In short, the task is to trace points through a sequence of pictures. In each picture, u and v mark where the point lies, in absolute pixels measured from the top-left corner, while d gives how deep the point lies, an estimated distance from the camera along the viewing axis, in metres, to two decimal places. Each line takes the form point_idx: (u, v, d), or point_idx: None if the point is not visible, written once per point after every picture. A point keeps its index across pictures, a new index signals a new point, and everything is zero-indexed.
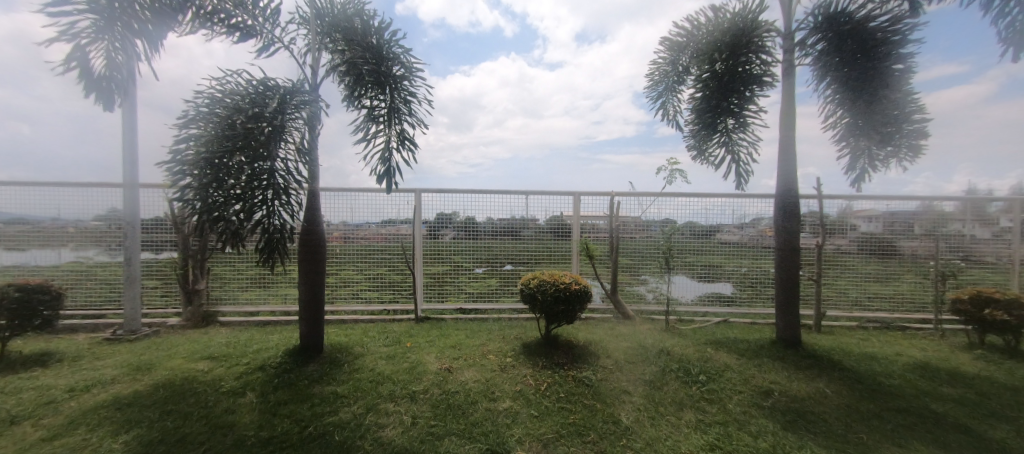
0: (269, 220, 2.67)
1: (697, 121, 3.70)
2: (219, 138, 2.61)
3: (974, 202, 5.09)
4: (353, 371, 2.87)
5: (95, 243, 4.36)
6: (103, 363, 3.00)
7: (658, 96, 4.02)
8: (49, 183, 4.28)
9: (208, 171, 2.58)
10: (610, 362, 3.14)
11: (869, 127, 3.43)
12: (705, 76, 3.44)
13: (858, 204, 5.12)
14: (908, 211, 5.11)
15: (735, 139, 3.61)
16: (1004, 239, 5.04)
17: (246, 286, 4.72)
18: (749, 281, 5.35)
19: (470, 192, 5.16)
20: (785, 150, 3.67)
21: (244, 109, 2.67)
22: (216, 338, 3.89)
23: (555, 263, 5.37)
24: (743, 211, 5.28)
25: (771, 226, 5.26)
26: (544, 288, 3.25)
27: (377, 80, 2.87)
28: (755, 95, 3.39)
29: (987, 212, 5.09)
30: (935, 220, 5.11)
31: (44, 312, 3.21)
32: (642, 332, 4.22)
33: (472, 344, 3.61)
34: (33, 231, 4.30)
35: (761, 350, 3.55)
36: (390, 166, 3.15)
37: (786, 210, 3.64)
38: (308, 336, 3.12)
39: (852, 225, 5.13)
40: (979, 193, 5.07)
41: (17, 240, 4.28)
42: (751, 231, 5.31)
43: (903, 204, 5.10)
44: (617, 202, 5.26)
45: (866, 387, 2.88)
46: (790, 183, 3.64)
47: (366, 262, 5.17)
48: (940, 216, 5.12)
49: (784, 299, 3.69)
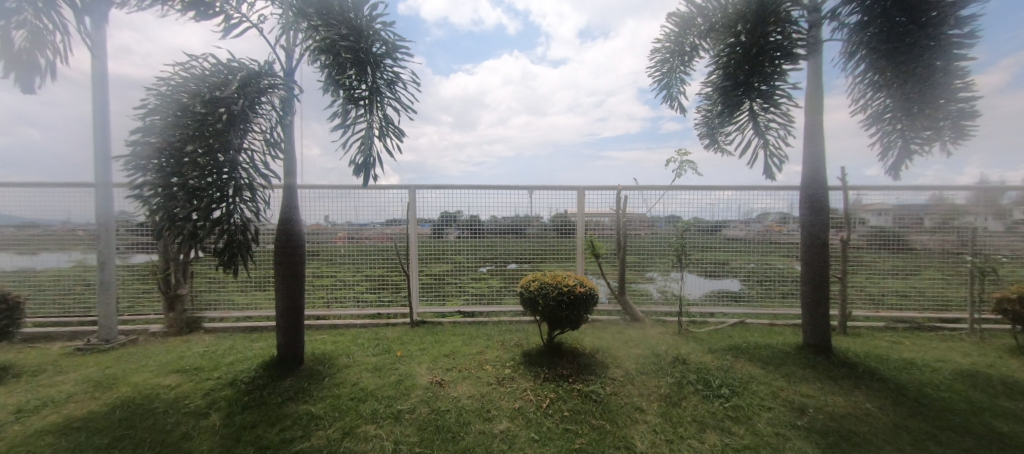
0: (230, 219, 2.39)
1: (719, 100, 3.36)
2: (178, 127, 2.35)
3: (987, 193, 4.67)
4: (334, 386, 2.58)
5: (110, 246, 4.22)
6: (64, 377, 2.74)
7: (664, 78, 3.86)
8: (32, 184, 4.09)
9: (166, 164, 2.33)
10: (620, 373, 2.83)
11: (905, 110, 3.12)
12: (727, 53, 3.09)
13: (865, 196, 4.73)
14: (919, 204, 4.72)
15: (764, 120, 3.22)
16: (1017, 232, 4.59)
17: (232, 290, 4.47)
18: (765, 280, 4.99)
19: (467, 189, 4.85)
20: (811, 135, 3.32)
21: (205, 94, 2.38)
22: (195, 347, 3.64)
23: (561, 261, 5.05)
24: (749, 207, 4.92)
25: (779, 221, 4.91)
26: (546, 291, 2.92)
27: (356, 60, 2.56)
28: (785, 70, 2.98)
29: (1000, 204, 4.63)
30: (945, 214, 4.71)
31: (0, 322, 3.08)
32: (653, 337, 3.90)
33: (468, 353, 3.31)
34: (48, 236, 4.17)
35: (787, 357, 3.21)
36: (371, 157, 2.85)
37: (812, 203, 3.30)
38: (285, 346, 2.83)
39: (860, 219, 4.75)
40: (992, 182, 4.64)
41: (33, 243, 4.18)
42: (758, 226, 4.95)
43: (913, 197, 4.72)
44: (624, 197, 4.93)
45: (912, 403, 2.54)
46: (817, 173, 3.29)
47: (359, 264, 4.88)
48: (951, 209, 4.72)
49: (810, 301, 3.35)
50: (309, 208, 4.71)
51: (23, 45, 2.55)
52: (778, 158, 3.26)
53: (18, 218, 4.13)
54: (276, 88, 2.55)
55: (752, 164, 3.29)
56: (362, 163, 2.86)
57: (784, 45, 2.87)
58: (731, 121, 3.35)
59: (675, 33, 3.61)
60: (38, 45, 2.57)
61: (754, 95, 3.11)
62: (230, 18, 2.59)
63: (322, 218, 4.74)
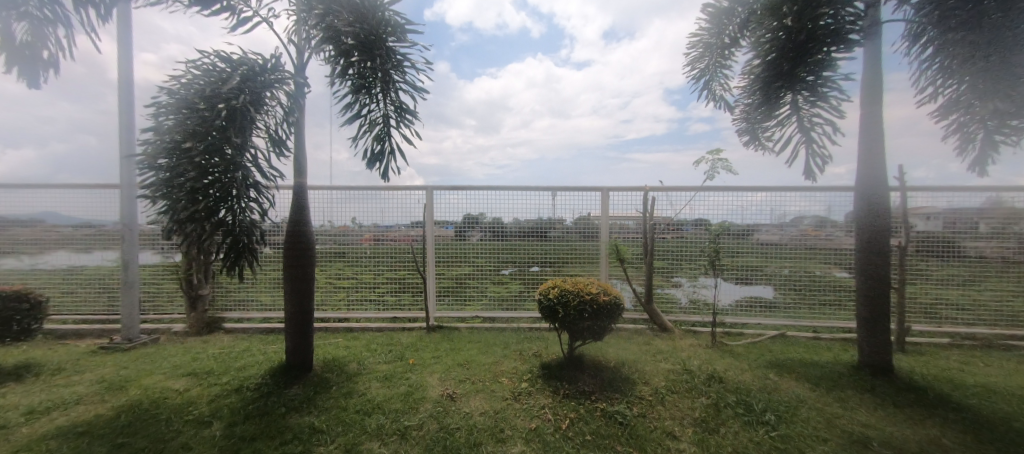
0: (233, 221, 2.30)
1: (756, 93, 3.04)
2: (178, 123, 2.25)
3: None
4: (341, 396, 2.45)
5: (152, 245, 4.33)
6: (80, 378, 2.76)
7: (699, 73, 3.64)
8: (88, 186, 4.25)
9: (169, 163, 2.25)
10: (649, 391, 2.57)
11: (988, 96, 2.63)
12: (768, 39, 2.76)
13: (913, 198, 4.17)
14: (973, 208, 4.16)
15: (808, 115, 2.86)
16: None
17: (254, 291, 4.50)
18: (809, 289, 4.54)
19: (485, 190, 4.69)
20: (870, 128, 2.90)
21: (205, 89, 2.26)
22: (212, 349, 3.64)
23: (584, 265, 4.78)
24: (783, 210, 4.52)
25: (815, 225, 4.45)
26: (567, 299, 2.68)
27: (364, 46, 2.47)
28: (834, 55, 2.62)
29: None
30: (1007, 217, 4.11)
31: (20, 320, 3.25)
32: (684, 350, 3.59)
33: (482, 363, 3.13)
34: (100, 235, 4.34)
35: (842, 378, 2.83)
36: (386, 148, 2.79)
37: (872, 208, 2.87)
38: (293, 352, 2.74)
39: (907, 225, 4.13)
40: None
41: (87, 242, 4.35)
42: (793, 230, 4.51)
43: (966, 200, 4.16)
44: (652, 198, 4.62)
45: (1002, 440, 2.14)
46: (876, 174, 2.89)
47: (376, 266, 4.79)
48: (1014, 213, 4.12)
49: (868, 318, 2.93)
50: (327, 210, 4.67)
51: (25, 38, 2.56)
52: (819, 157, 2.90)
53: (75, 219, 4.29)
54: (280, 82, 2.41)
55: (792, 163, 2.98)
56: (378, 156, 2.82)
57: (837, 30, 2.54)
58: (770, 115, 3.02)
59: (710, 26, 3.39)
60: (39, 38, 2.57)
61: (797, 87, 2.80)
62: (240, 15, 2.53)
63: (352, 219, 4.70)
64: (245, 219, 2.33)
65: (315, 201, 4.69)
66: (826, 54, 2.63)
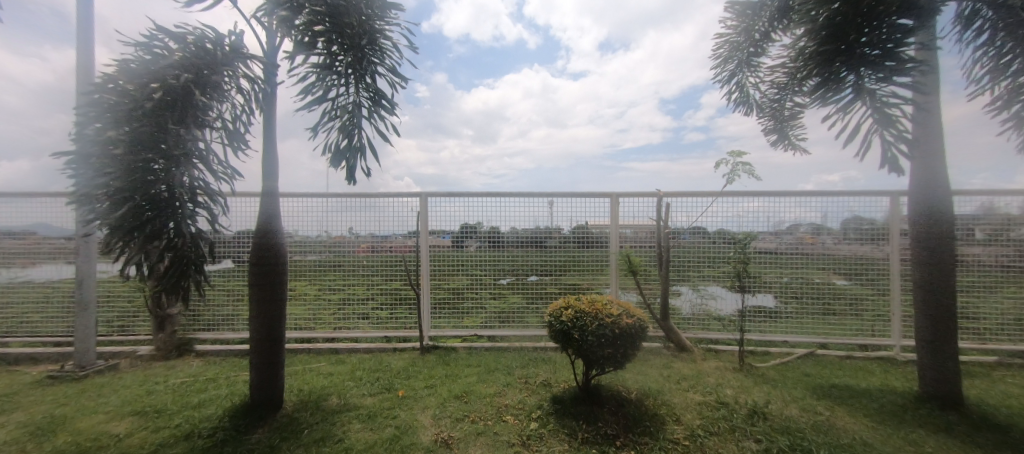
0: (175, 232, 1.91)
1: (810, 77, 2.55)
2: (116, 112, 1.87)
3: None
4: (312, 444, 2.02)
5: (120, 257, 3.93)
6: (5, 421, 2.35)
7: (729, 74, 3.62)
8: (42, 193, 3.86)
9: (97, 157, 1.86)
10: (683, 433, 2.15)
11: None
12: (819, 16, 2.44)
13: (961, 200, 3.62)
14: (970, 215, 3.76)
15: (886, 94, 2.32)
16: None
17: (231, 309, 4.12)
18: (841, 303, 4.11)
19: (483, 196, 4.31)
20: (924, 118, 2.51)
21: (148, 69, 1.88)
22: (174, 378, 3.22)
23: (590, 276, 4.38)
24: (780, 218, 4.15)
25: (819, 233, 4.10)
26: (583, 322, 2.26)
27: (335, 20, 2.15)
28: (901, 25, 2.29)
29: None
30: None
31: None
32: (711, 374, 3.19)
33: (482, 394, 2.70)
34: (56, 247, 3.94)
35: (905, 412, 2.42)
36: (354, 145, 2.57)
37: (927, 213, 2.52)
38: (257, 388, 2.31)
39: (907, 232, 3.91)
40: None
41: (48, 254, 3.94)
42: (789, 238, 4.15)
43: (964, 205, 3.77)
44: (666, 204, 4.24)
45: None
46: (936, 174, 2.51)
47: (365, 278, 4.36)
48: None
49: (930, 340, 2.54)
50: (311, 220, 4.30)
51: None
52: (903, 142, 2.35)
53: (33, 230, 3.89)
54: (240, 65, 1.99)
55: (862, 155, 2.42)
56: (344, 152, 2.61)
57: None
58: (827, 102, 2.48)
59: (738, 25, 3.34)
60: None
61: (862, 62, 2.33)
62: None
63: (347, 229, 4.31)
64: (186, 228, 1.93)
65: (301, 210, 4.28)
66: (892, 25, 2.29)
